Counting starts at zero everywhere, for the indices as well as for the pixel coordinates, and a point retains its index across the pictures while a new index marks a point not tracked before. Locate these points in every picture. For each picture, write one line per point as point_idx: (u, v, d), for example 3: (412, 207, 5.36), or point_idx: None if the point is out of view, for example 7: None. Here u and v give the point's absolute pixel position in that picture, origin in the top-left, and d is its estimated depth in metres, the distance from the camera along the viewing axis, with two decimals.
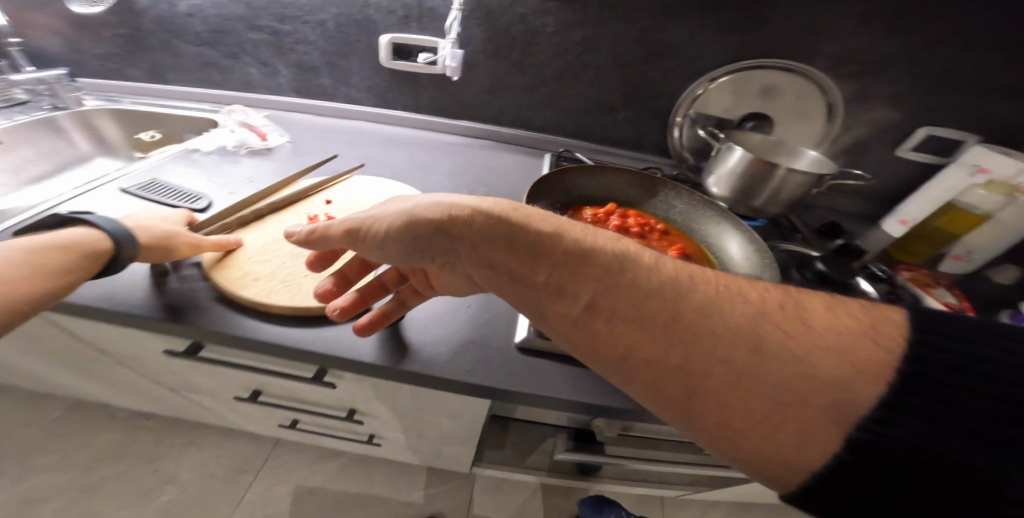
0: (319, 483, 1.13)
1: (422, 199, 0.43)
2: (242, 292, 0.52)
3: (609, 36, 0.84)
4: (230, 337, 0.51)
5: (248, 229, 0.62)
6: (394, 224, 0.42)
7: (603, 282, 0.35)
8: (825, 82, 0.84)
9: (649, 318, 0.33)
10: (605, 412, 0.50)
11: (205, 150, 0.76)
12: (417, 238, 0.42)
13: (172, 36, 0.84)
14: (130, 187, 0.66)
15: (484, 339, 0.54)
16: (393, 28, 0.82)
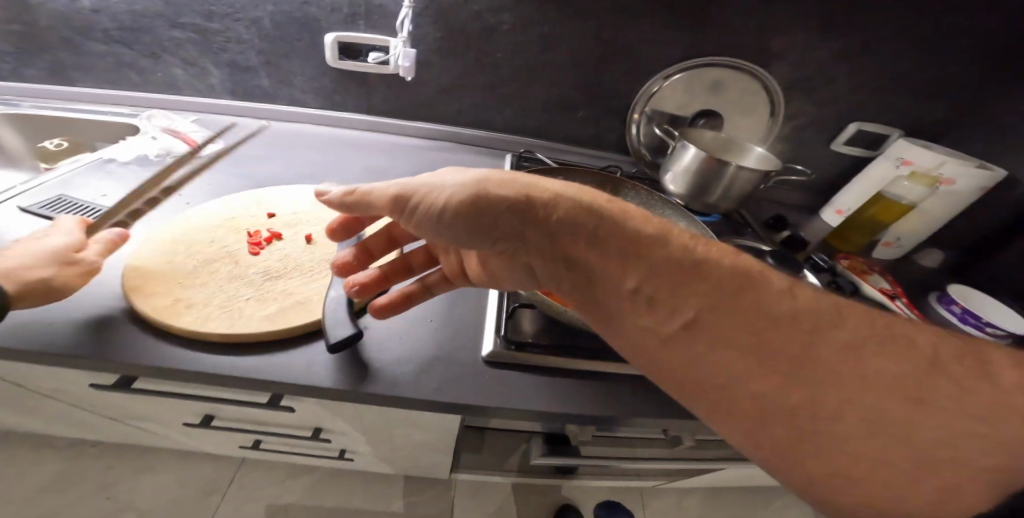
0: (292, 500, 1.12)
1: (498, 178, 0.41)
2: (173, 321, 0.47)
3: (564, 35, 0.83)
4: (162, 371, 0.45)
5: (179, 249, 0.56)
6: (460, 202, 0.40)
7: (718, 302, 0.34)
8: (770, 81, 0.87)
9: (773, 349, 0.33)
10: (579, 421, 0.49)
11: (123, 159, 0.69)
12: (486, 223, 0.40)
13: (75, 33, 0.75)
14: (31, 205, 0.58)
15: (450, 354, 0.52)
16: (338, 25, 0.77)
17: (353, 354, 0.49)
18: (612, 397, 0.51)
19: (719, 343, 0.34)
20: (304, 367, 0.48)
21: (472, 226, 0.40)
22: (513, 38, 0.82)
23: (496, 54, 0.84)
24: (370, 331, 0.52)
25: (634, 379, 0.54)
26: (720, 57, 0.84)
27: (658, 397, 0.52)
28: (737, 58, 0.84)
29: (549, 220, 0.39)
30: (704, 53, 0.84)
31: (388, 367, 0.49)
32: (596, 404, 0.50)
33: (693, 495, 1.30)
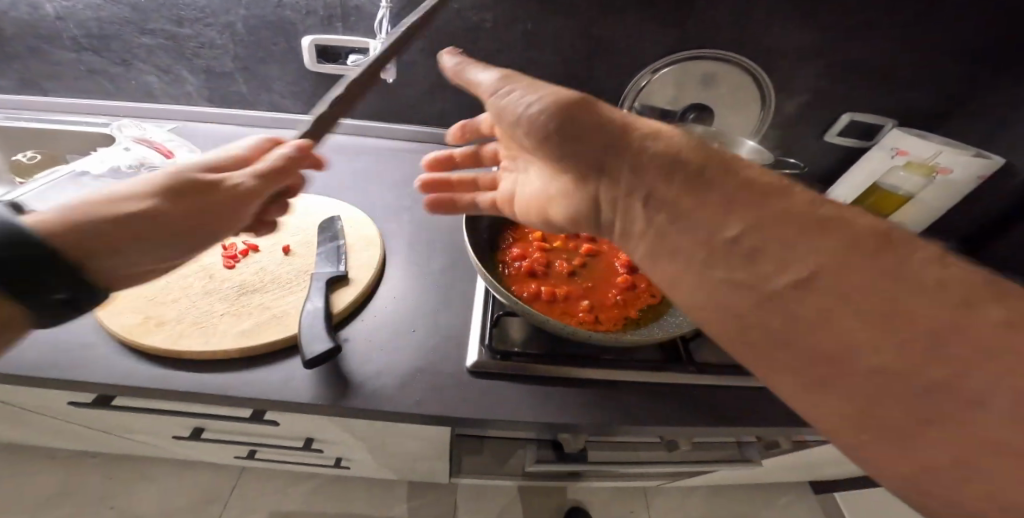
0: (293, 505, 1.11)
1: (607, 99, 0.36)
2: (144, 340, 0.45)
3: (547, 32, 0.80)
4: (135, 391, 0.44)
5: None
6: (546, 109, 0.36)
7: (832, 249, 0.23)
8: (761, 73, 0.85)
9: (892, 317, 0.21)
10: (567, 430, 0.48)
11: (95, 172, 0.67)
12: (568, 132, 0.35)
13: (43, 41, 0.73)
14: None
15: (433, 365, 0.50)
16: (315, 29, 0.75)
17: (333, 367, 0.48)
18: (601, 403, 0.50)
19: (830, 288, 0.23)
20: (281, 382, 0.46)
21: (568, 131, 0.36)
22: (495, 37, 0.80)
23: (478, 53, 0.82)
24: (350, 343, 0.50)
25: (623, 384, 0.53)
26: (707, 50, 0.82)
27: (646, 403, 0.51)
28: (725, 50, 0.82)
29: (636, 145, 0.33)
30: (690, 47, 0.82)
31: (369, 380, 0.47)
32: (584, 413, 0.49)
33: (697, 490, 1.29)
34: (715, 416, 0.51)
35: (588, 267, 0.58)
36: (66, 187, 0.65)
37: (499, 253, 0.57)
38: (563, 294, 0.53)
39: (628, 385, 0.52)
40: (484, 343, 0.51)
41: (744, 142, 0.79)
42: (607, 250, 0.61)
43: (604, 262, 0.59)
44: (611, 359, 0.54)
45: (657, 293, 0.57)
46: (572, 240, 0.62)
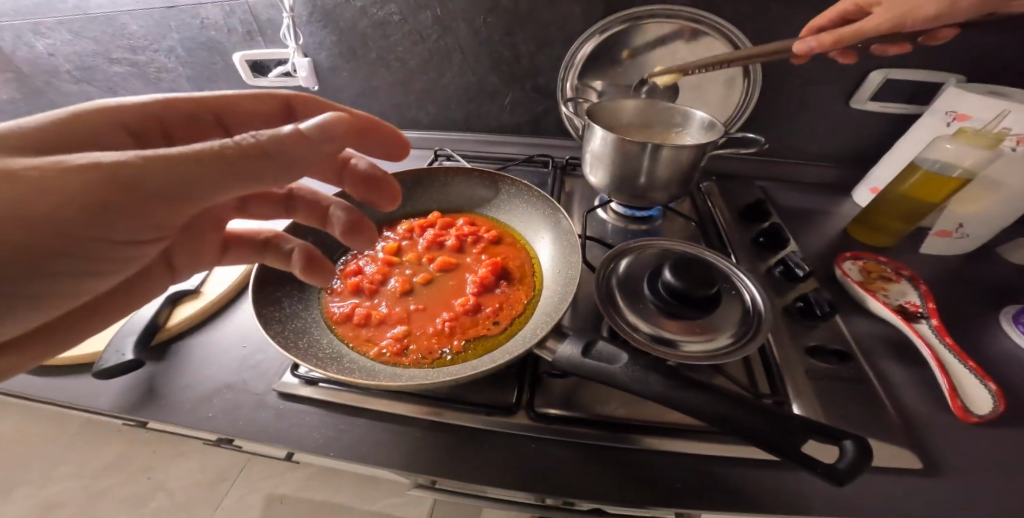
0: (289, 491, 1.17)
1: (318, 132, 0.31)
2: None
3: (460, 11, 0.73)
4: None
5: None
6: (295, 141, 0.30)
7: None
8: (735, 33, 0.68)
9: None
10: (361, 465, 0.43)
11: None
12: (267, 166, 0.30)
13: (50, 77, 0.87)
14: None
15: (244, 383, 0.48)
16: (242, 44, 0.80)
17: (151, 379, 0.48)
18: (406, 444, 0.44)
19: None
20: (98, 388, 0.47)
21: (256, 171, 0.30)
22: (406, 28, 0.77)
23: (394, 48, 0.80)
24: (180, 357, 0.51)
25: (442, 424, 0.46)
26: (654, 5, 0.68)
27: (459, 450, 0.43)
28: (675, 5, 0.67)
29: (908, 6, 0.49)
30: (627, 7, 0.69)
31: (179, 394, 0.47)
32: (381, 456, 0.43)
33: None
34: (536, 478, 0.41)
35: (433, 284, 0.51)
36: None
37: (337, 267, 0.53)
38: (376, 318, 0.46)
39: (447, 429, 0.45)
40: (300, 367, 0.49)
41: (693, 112, 0.62)
42: (465, 265, 0.53)
43: (453, 279, 0.51)
44: (435, 393, 0.47)
45: (501, 320, 0.46)
46: (427, 254, 0.54)
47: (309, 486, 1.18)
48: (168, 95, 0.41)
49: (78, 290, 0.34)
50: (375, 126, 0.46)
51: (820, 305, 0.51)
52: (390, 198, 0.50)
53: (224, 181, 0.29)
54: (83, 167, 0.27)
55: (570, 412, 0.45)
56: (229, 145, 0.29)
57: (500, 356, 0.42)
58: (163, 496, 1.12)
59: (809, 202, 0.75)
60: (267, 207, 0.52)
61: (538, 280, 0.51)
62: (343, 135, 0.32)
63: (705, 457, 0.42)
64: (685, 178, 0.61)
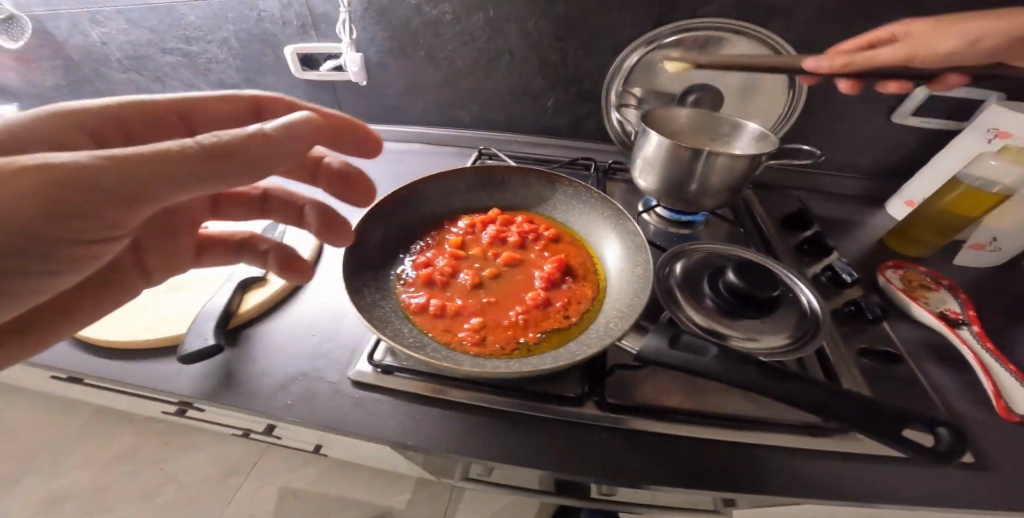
0: (301, 485, 1.24)
1: (283, 128, 0.30)
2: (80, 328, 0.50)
3: (514, 14, 0.75)
4: (69, 372, 0.49)
5: None
6: (263, 139, 0.29)
7: None
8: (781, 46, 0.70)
9: None
10: (446, 451, 0.44)
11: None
12: (231, 167, 0.28)
13: (101, 66, 0.90)
14: None
15: (318, 370, 0.50)
16: (295, 38, 0.83)
17: (228, 365, 0.49)
18: (484, 432, 0.45)
19: None
20: (179, 372, 0.48)
21: (219, 174, 0.27)
22: (458, 28, 0.78)
23: (443, 48, 0.81)
24: (254, 344, 0.52)
25: (518, 415, 0.47)
26: (703, 19, 0.71)
27: (535, 439, 0.45)
28: (727, 17, 0.70)
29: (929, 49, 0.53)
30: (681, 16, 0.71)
31: (257, 381, 0.48)
32: (460, 443, 0.45)
33: None
34: (613, 467, 0.43)
35: (501, 278, 0.52)
36: None
37: (405, 259, 0.54)
38: (452, 309, 0.48)
39: (523, 418, 0.46)
40: (375, 356, 0.50)
41: (743, 123, 0.64)
42: (530, 261, 0.55)
43: (521, 274, 0.53)
44: (507, 383, 0.49)
45: (571, 315, 0.48)
46: (491, 250, 0.56)
47: (323, 481, 1.24)
48: (126, 98, 0.40)
49: (8, 308, 0.30)
50: (346, 123, 0.47)
51: (872, 309, 0.53)
52: (367, 196, 0.51)
53: (189, 182, 0.27)
54: (33, 165, 0.23)
55: (637, 403, 0.46)
56: (199, 144, 0.27)
57: (579, 349, 0.44)
58: (174, 489, 1.19)
59: (841, 213, 0.78)
60: (241, 210, 0.54)
61: (604, 278, 0.52)
62: (309, 135, 0.32)
63: (773, 450, 0.44)
64: (735, 186, 0.62)
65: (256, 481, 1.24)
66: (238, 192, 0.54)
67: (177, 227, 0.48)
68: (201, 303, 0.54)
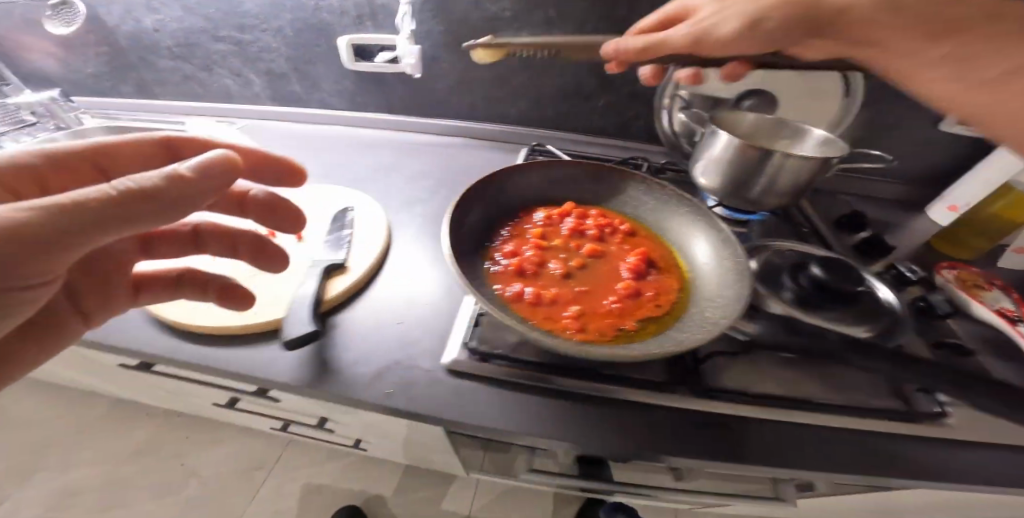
0: (325, 481, 1.26)
1: (197, 166, 0.29)
2: (168, 313, 0.50)
3: (576, 14, 0.75)
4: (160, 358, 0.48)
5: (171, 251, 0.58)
6: (175, 181, 0.28)
7: None
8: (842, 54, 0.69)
9: None
10: (553, 438, 0.44)
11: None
12: (147, 209, 0.27)
13: (147, 52, 0.90)
14: None
15: (411, 359, 0.49)
16: (350, 28, 0.83)
17: (321, 355, 0.49)
18: (587, 419, 0.46)
19: None
20: (276, 360, 0.48)
21: (132, 217, 0.27)
22: (517, 26, 0.78)
23: (500, 45, 0.81)
24: (342, 332, 0.51)
25: (618, 403, 0.47)
26: None
27: (640, 425, 0.45)
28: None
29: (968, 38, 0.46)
30: None
31: (352, 369, 0.48)
32: (566, 430, 0.45)
33: None
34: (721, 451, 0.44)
35: (588, 269, 0.52)
36: None
37: (490, 249, 0.54)
38: (548, 298, 0.48)
39: (624, 405, 0.47)
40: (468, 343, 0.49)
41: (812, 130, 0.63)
42: (613, 254, 0.55)
43: (606, 266, 0.53)
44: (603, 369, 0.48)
45: (664, 303, 0.48)
46: (574, 242, 0.55)
47: (347, 475, 1.27)
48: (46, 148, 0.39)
49: None
50: (259, 155, 0.48)
51: (941, 305, 0.56)
52: (296, 222, 0.52)
53: (110, 225, 0.26)
54: None
55: (735, 386, 0.47)
56: (114, 188, 0.26)
57: (682, 338, 0.44)
58: (198, 483, 1.21)
59: (886, 217, 0.80)
60: (175, 249, 0.51)
61: (690, 271, 0.52)
62: (228, 173, 0.31)
63: (867, 433, 0.46)
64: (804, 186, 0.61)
65: (279, 477, 1.26)
66: (168, 231, 0.51)
67: (107, 270, 0.44)
68: (285, 287, 0.54)
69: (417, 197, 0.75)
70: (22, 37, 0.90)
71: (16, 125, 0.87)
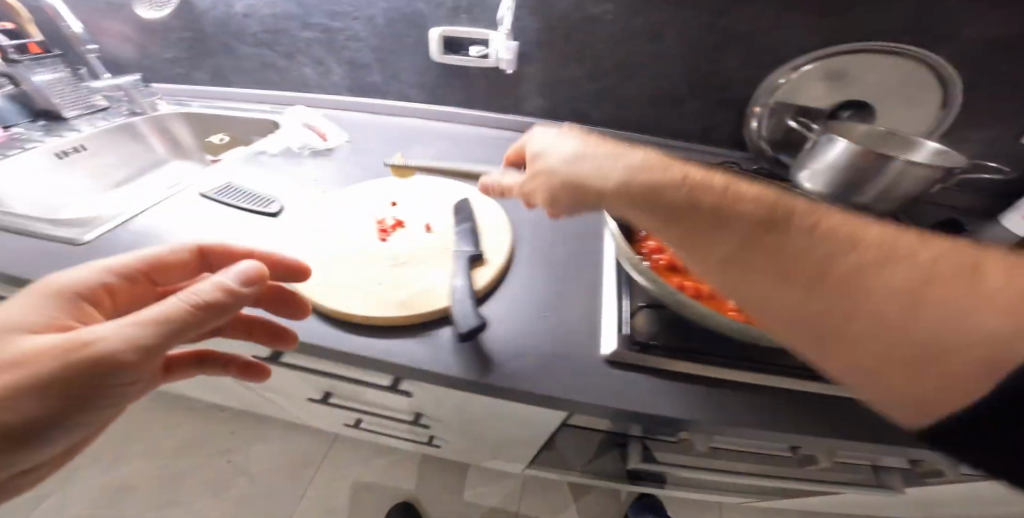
0: (374, 479, 1.24)
1: (233, 277, 0.38)
2: (326, 303, 0.50)
3: (681, 21, 0.73)
4: (319, 349, 0.49)
5: (305, 243, 0.58)
6: (219, 293, 0.37)
7: None
8: (951, 75, 0.69)
9: None
10: (729, 426, 0.44)
11: (271, 152, 0.79)
12: (198, 322, 0.36)
13: (230, 37, 0.90)
14: (210, 191, 0.67)
15: (569, 351, 0.49)
16: (444, 20, 0.81)
17: (478, 351, 0.48)
18: (760, 410, 0.45)
19: None
20: (438, 353, 0.48)
21: (195, 326, 0.36)
22: (616, 30, 0.76)
23: (596, 46, 0.78)
24: (495, 325, 0.51)
25: (786, 395, 0.47)
26: (880, 42, 0.68)
27: (813, 412, 0.45)
28: (903, 41, 0.67)
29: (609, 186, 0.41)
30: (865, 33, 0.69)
31: (511, 362, 0.48)
32: (741, 419, 0.44)
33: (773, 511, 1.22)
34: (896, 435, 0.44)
35: None
36: (247, 163, 0.77)
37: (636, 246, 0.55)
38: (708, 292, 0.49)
39: (793, 396, 0.46)
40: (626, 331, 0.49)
41: (925, 145, 0.63)
42: None
43: None
44: (762, 359, 0.49)
45: None
46: None
47: (395, 473, 1.25)
48: (109, 261, 0.43)
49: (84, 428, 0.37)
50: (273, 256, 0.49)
51: None
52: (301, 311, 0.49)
53: (179, 334, 0.35)
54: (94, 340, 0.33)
55: None
56: (175, 304, 0.35)
57: None
58: (246, 482, 1.18)
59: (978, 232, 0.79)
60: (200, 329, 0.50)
61: None
62: (263, 278, 0.40)
63: None
64: (915, 197, 0.63)
65: (328, 474, 1.23)
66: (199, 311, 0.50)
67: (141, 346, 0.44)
68: (431, 279, 0.53)
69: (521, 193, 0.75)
70: (105, 20, 0.91)
71: (90, 109, 0.90)
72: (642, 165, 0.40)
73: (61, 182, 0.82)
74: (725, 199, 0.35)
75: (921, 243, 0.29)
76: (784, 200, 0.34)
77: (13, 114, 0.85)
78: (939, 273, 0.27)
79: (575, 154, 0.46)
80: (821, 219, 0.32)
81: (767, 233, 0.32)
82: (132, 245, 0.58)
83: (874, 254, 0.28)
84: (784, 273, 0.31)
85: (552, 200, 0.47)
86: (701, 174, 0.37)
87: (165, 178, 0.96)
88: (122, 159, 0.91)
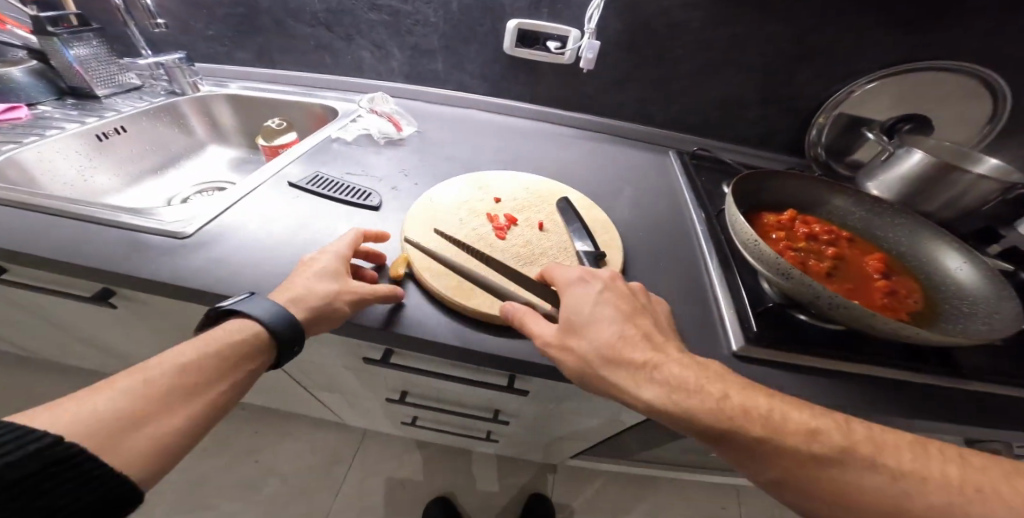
0: (408, 475, 1.20)
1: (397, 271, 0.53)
2: (467, 302, 0.49)
3: (762, 31, 0.76)
4: (459, 350, 0.48)
5: (424, 238, 0.57)
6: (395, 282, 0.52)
7: None
8: (998, 91, 0.77)
9: None
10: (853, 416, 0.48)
11: (345, 139, 0.77)
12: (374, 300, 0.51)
13: (287, 16, 0.85)
14: (300, 181, 0.65)
15: (700, 348, 0.51)
16: (522, 13, 0.79)
17: None
18: (881, 403, 0.49)
19: None
20: None
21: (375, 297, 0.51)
22: (698, 36, 0.77)
23: (676, 50, 0.80)
24: None
25: (899, 389, 0.51)
26: (941, 61, 0.74)
27: (924, 405, 0.50)
28: (971, 62, 0.74)
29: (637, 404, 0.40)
30: (932, 53, 0.74)
31: None
32: (865, 411, 0.48)
33: None
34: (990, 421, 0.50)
35: (839, 271, 0.57)
36: (321, 150, 0.74)
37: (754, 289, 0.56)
38: None
39: (905, 390, 0.51)
40: (755, 329, 0.52)
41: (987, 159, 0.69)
42: (850, 257, 0.60)
43: (852, 268, 0.58)
44: (867, 351, 0.52)
45: (918, 300, 0.54)
46: (813, 245, 0.60)
47: (427, 469, 1.21)
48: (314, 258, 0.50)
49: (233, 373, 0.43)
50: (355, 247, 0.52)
51: None
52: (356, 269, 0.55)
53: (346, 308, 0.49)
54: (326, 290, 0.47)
55: (992, 373, 0.53)
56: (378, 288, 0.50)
57: (964, 326, 0.50)
58: (277, 482, 1.14)
59: None
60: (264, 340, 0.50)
61: (928, 277, 0.57)
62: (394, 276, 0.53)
63: None
64: (976, 207, 0.69)
65: (359, 471, 1.19)
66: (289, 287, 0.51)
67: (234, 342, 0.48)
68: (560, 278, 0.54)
69: (604, 192, 0.76)
70: None
71: (125, 88, 0.85)
72: (681, 385, 0.39)
73: (98, 166, 0.76)
74: (795, 438, 0.37)
75: (960, 462, 0.35)
76: (843, 428, 0.37)
77: (39, 92, 0.77)
78: (978, 506, 0.32)
79: (597, 341, 0.42)
80: (881, 456, 0.36)
81: (817, 465, 0.36)
82: (233, 238, 0.56)
83: (940, 499, 0.33)
84: (851, 512, 0.35)
85: (579, 373, 0.42)
86: (683, 375, 0.40)
87: (206, 166, 0.91)
88: (161, 143, 0.86)
